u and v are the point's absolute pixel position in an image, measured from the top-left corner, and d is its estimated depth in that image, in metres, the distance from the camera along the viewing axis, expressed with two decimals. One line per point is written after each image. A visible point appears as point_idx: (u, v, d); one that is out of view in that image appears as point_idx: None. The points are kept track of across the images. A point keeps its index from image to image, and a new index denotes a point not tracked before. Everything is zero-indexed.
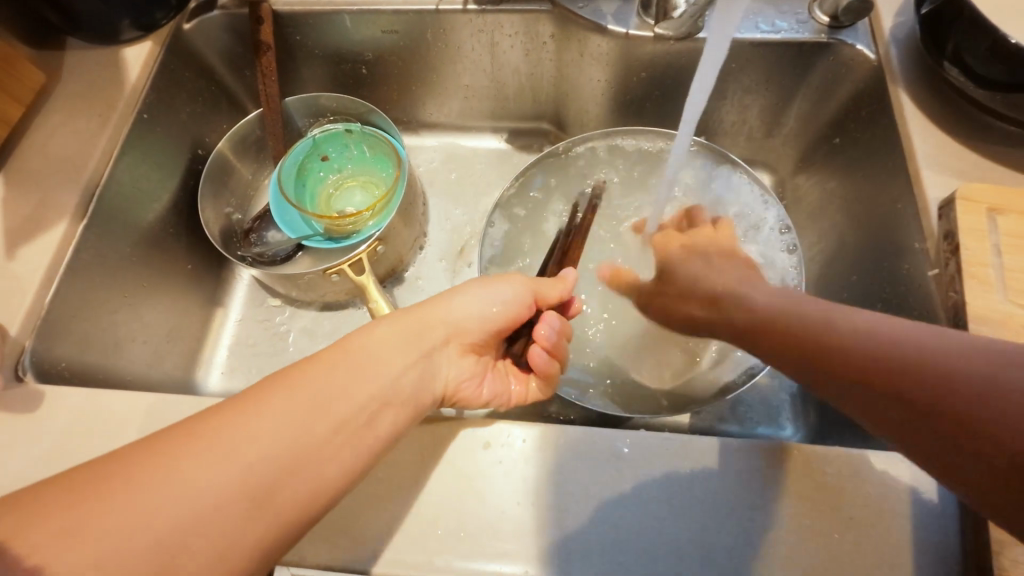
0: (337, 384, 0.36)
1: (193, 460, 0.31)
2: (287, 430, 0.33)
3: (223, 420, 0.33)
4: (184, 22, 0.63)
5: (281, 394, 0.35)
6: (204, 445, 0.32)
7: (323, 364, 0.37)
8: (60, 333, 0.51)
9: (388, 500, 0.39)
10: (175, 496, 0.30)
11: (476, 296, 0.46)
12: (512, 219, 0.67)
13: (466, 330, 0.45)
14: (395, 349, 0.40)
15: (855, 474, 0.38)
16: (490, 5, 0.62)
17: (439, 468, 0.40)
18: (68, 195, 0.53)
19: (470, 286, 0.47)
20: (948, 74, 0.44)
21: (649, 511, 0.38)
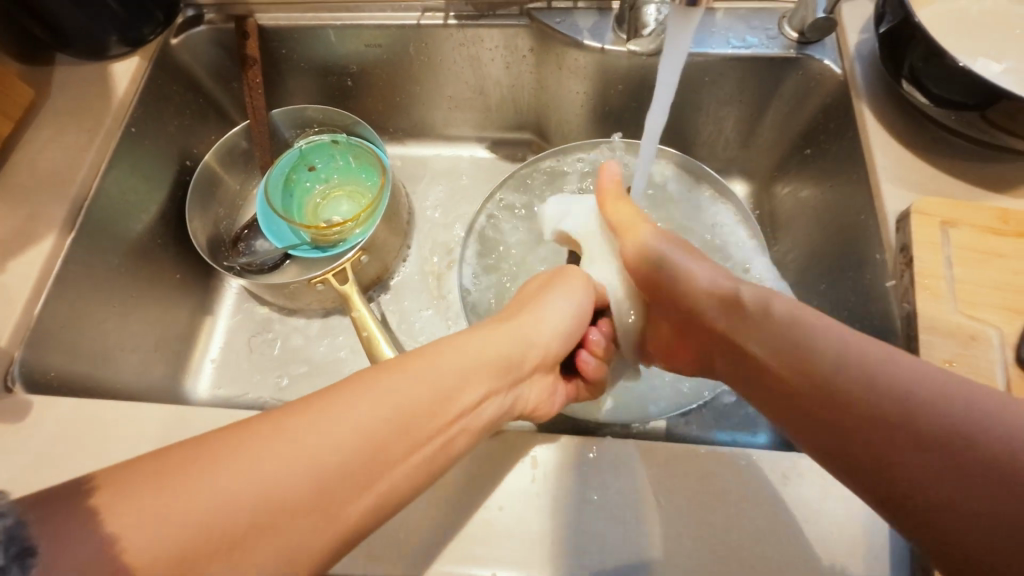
0: (417, 398, 0.36)
1: (250, 457, 0.30)
2: (361, 438, 0.33)
3: (309, 418, 0.33)
4: (171, 37, 0.64)
5: (361, 397, 0.35)
6: (288, 443, 0.31)
7: (399, 373, 0.37)
8: (49, 344, 0.52)
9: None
10: (247, 488, 0.29)
11: (560, 305, 0.49)
12: (494, 229, 0.69)
13: (549, 347, 0.47)
14: (476, 371, 0.40)
15: (809, 479, 0.40)
16: (470, 20, 0.64)
17: None
18: (58, 209, 0.55)
19: (556, 295, 0.50)
20: (904, 89, 0.46)
21: (612, 515, 0.39)
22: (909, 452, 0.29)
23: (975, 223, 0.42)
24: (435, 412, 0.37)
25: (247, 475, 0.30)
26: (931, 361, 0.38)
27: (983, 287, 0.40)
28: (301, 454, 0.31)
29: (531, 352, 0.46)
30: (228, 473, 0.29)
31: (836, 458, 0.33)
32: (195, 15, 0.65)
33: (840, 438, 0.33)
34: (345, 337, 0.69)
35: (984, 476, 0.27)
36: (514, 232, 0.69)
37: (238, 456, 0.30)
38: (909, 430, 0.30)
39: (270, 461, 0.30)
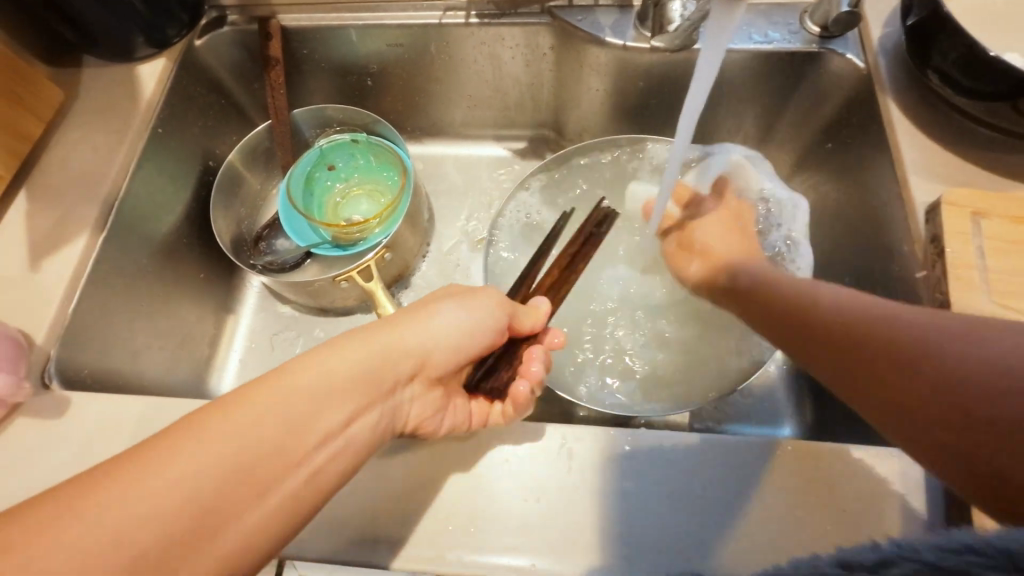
0: (296, 406, 0.35)
1: (124, 491, 0.30)
2: (232, 453, 0.32)
3: (186, 436, 0.32)
4: (196, 38, 0.65)
5: (237, 410, 0.34)
6: (159, 466, 0.31)
7: (282, 380, 0.36)
8: (81, 342, 0.52)
9: (402, 498, 0.41)
10: (126, 516, 0.29)
11: (442, 315, 0.44)
12: (516, 226, 0.69)
13: (432, 353, 0.43)
14: (378, 378, 0.40)
15: (846, 468, 0.40)
16: (491, 19, 0.64)
17: (450, 465, 0.42)
18: (88, 209, 0.55)
19: (447, 303, 0.45)
20: (932, 81, 0.46)
21: (649, 506, 0.40)
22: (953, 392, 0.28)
23: (1005, 213, 0.42)
24: (335, 401, 0.37)
25: (189, 472, 0.31)
26: None
27: (1017, 277, 0.40)
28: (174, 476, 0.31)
29: (406, 362, 0.42)
30: (161, 475, 0.30)
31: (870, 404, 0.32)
32: (218, 16, 0.66)
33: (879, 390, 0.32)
34: None
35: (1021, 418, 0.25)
36: (533, 228, 0.69)
37: (173, 446, 0.32)
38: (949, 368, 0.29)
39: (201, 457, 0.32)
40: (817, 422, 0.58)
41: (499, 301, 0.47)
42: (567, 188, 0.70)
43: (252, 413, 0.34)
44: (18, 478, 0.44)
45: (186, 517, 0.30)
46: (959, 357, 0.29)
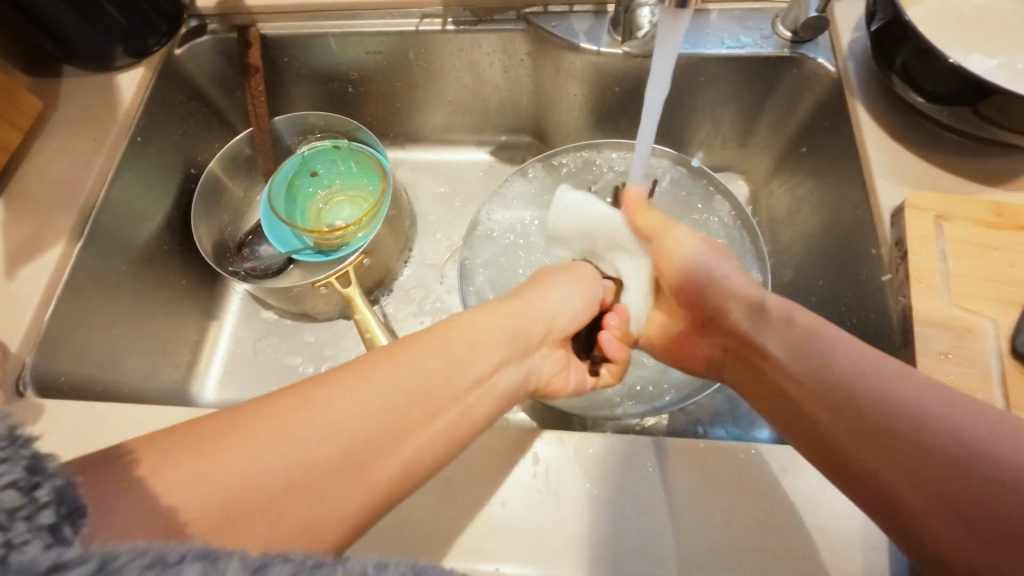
0: (438, 363, 0.40)
1: (271, 437, 0.33)
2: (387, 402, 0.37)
3: (344, 386, 0.36)
4: (176, 47, 0.66)
5: (387, 368, 0.38)
6: (315, 414, 0.34)
7: (418, 342, 0.41)
8: (59, 350, 0.53)
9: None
10: (283, 457, 0.32)
11: (557, 293, 0.52)
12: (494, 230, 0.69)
13: (555, 323, 0.51)
14: (494, 342, 0.45)
15: (809, 470, 0.40)
16: (469, 26, 0.64)
17: None
18: (66, 217, 0.56)
19: (557, 281, 0.53)
20: (897, 86, 0.47)
21: (614, 509, 0.40)
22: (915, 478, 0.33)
23: (967, 216, 0.43)
24: (460, 371, 0.41)
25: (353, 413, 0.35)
26: (926, 353, 0.38)
27: (978, 279, 0.40)
28: (322, 422, 0.34)
29: (509, 343, 0.46)
30: (327, 417, 0.34)
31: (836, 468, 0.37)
32: (198, 25, 0.66)
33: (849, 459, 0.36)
34: (349, 339, 0.70)
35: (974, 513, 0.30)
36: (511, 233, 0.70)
37: (341, 389, 0.36)
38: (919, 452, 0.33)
39: (312, 429, 0.34)
40: None
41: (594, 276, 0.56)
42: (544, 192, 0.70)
43: (385, 376, 0.38)
44: None
45: (295, 472, 0.32)
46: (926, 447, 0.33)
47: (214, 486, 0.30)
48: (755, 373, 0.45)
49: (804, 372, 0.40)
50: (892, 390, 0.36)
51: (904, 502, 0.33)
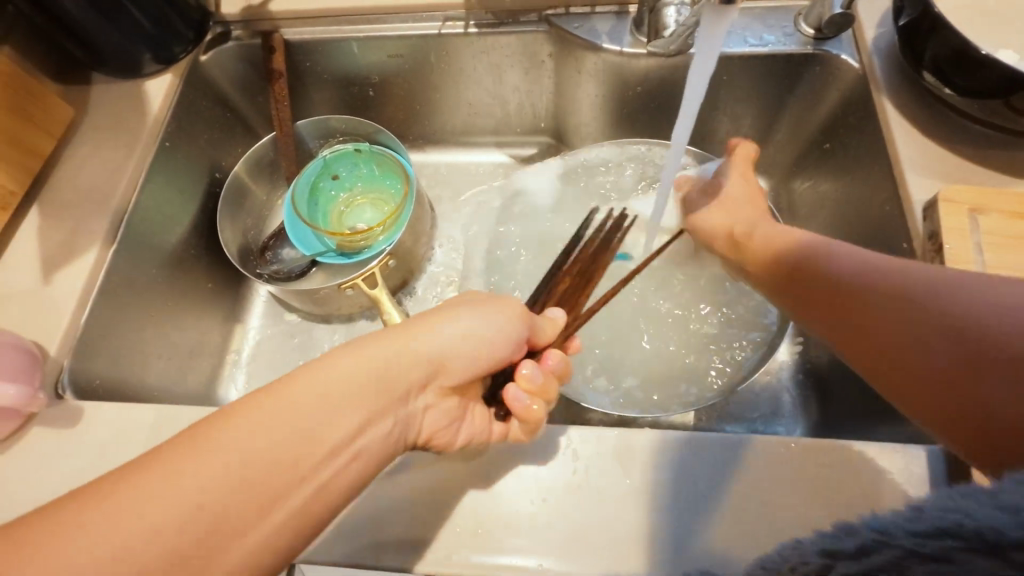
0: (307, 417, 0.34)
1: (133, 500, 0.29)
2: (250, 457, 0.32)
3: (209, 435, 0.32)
4: (202, 54, 0.66)
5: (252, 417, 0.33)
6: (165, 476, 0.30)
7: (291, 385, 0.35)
8: (94, 353, 0.53)
9: (412, 502, 0.41)
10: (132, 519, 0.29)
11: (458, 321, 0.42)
12: (517, 231, 0.70)
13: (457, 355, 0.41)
14: (382, 388, 0.37)
15: (851, 464, 0.40)
16: (490, 28, 0.65)
17: (458, 467, 0.42)
18: (98, 223, 0.57)
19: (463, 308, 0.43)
20: (926, 80, 0.47)
21: (653, 503, 0.40)
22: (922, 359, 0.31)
23: (1002, 208, 0.43)
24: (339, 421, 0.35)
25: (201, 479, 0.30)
26: None
27: (1016, 271, 0.40)
28: (182, 486, 0.30)
29: (424, 366, 0.39)
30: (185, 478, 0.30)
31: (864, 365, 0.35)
32: (223, 32, 0.67)
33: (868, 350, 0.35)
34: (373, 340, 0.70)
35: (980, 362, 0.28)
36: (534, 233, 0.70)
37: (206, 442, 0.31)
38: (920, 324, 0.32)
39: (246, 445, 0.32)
40: (823, 420, 0.59)
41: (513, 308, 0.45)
42: (567, 193, 0.70)
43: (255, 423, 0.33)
44: (35, 487, 0.45)
45: (137, 548, 0.28)
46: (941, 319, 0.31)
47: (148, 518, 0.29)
48: (791, 292, 0.42)
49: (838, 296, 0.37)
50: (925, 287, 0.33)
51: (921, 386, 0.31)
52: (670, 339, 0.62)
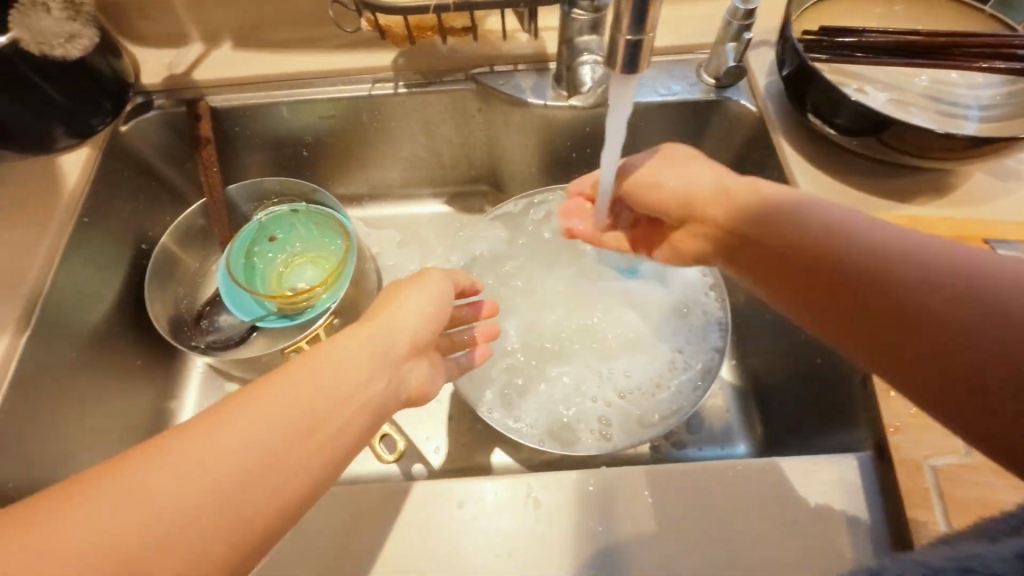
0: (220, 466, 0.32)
1: None
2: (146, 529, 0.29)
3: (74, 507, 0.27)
4: (122, 124, 0.65)
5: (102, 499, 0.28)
6: None
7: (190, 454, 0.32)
8: (4, 452, 0.49)
9: (386, 563, 0.41)
10: None
11: (418, 301, 0.47)
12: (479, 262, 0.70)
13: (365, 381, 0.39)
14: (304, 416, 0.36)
15: (795, 479, 0.42)
16: (419, 88, 0.67)
17: (412, 536, 0.42)
18: (9, 309, 0.53)
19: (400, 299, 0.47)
20: (810, 121, 0.53)
21: (619, 543, 0.41)
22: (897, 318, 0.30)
23: None
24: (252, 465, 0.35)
25: None
26: None
27: None
28: None
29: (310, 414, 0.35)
30: None
31: (863, 330, 0.32)
32: (144, 102, 0.66)
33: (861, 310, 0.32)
34: None
35: (926, 321, 0.29)
36: (494, 273, 0.70)
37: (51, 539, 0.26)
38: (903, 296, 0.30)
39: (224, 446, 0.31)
40: (768, 436, 0.62)
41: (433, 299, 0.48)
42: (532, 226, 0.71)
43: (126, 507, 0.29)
44: None
45: None
46: (917, 292, 0.30)
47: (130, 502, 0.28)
48: (776, 272, 0.38)
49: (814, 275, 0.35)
50: (892, 247, 0.32)
51: (899, 344, 0.30)
52: (607, 375, 0.62)
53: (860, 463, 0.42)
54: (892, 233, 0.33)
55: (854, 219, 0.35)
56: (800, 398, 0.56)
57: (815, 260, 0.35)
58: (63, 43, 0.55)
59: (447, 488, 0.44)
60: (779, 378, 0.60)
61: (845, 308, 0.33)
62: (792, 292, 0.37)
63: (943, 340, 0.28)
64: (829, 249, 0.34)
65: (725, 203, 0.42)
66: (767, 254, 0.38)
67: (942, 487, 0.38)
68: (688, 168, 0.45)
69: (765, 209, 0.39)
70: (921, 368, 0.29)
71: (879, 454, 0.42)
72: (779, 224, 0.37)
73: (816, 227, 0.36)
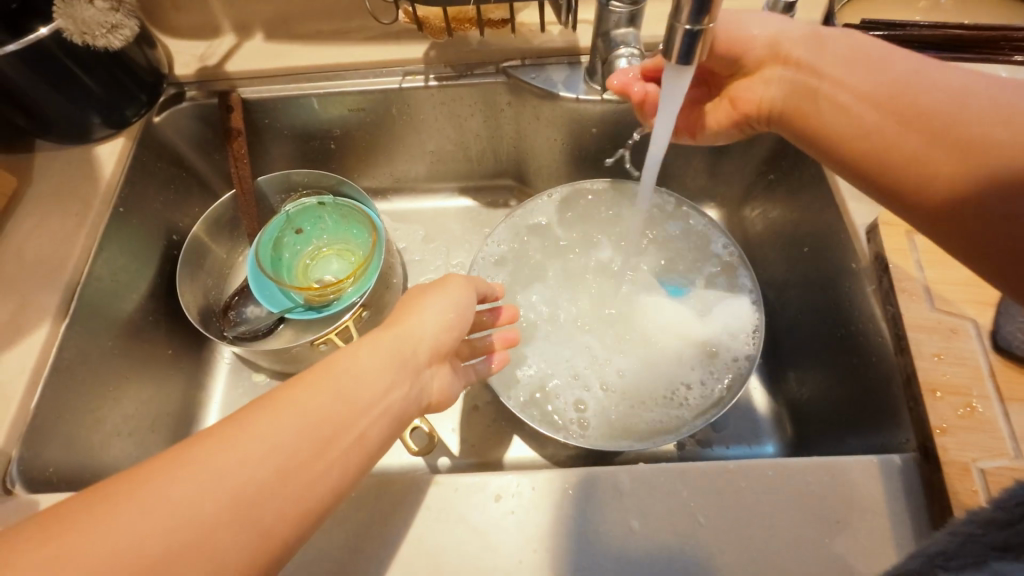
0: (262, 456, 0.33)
1: None
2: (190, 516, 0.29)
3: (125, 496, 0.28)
4: (155, 115, 0.65)
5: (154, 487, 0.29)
6: None
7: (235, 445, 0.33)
8: (45, 438, 0.50)
9: (422, 556, 0.42)
10: None
11: (436, 309, 0.46)
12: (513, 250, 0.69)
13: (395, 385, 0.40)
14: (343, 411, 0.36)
15: (836, 478, 0.42)
16: (449, 80, 0.67)
17: (447, 530, 0.42)
18: (49, 298, 0.53)
19: (423, 305, 0.46)
20: None
21: (657, 540, 0.41)
22: (960, 179, 0.36)
23: None
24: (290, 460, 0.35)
25: None
26: (922, 356, 0.43)
27: (953, 286, 0.46)
28: None
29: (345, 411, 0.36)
30: None
31: (916, 184, 0.38)
32: (177, 93, 0.66)
33: (922, 163, 0.38)
34: None
35: (984, 191, 0.34)
36: (529, 264, 0.69)
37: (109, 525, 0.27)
38: (974, 162, 0.35)
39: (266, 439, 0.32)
40: (798, 436, 0.61)
41: (454, 307, 0.48)
42: (572, 221, 0.71)
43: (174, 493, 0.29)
44: None
45: None
46: (986, 157, 0.34)
47: (177, 495, 0.28)
48: (819, 113, 0.45)
49: (892, 116, 0.40)
50: (984, 112, 0.36)
51: (947, 191, 0.37)
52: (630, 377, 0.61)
53: (904, 464, 0.42)
54: (972, 105, 0.36)
55: (965, 76, 0.38)
56: (835, 398, 0.56)
57: (910, 105, 0.39)
58: (106, 33, 0.55)
59: (483, 482, 0.44)
60: (811, 377, 0.60)
61: (902, 153, 0.39)
62: (856, 134, 0.42)
63: (1006, 204, 0.33)
64: (919, 103, 0.39)
65: (810, 44, 0.46)
66: (858, 92, 0.42)
67: (991, 491, 0.37)
68: (777, 15, 0.48)
69: (863, 56, 0.43)
70: (969, 221, 0.35)
71: (925, 457, 0.41)
72: (868, 72, 0.42)
73: (910, 80, 0.40)
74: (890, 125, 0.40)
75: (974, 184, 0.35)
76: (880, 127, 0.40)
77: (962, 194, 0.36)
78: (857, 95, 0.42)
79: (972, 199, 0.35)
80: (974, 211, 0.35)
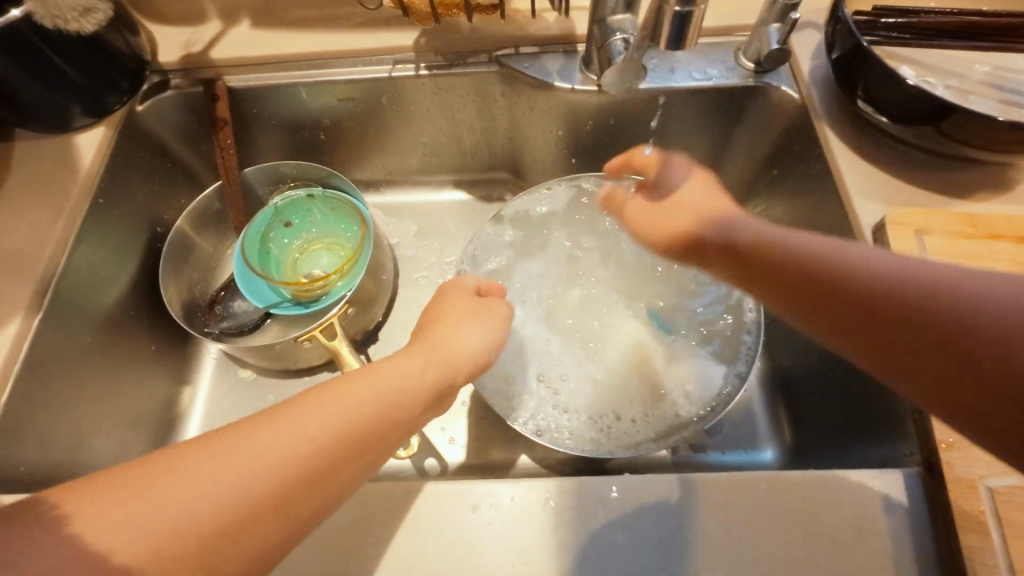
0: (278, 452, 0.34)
1: None
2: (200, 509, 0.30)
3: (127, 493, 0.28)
4: (137, 104, 0.63)
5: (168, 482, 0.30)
6: None
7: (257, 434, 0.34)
8: (16, 436, 0.49)
9: (397, 566, 0.40)
10: None
11: (480, 329, 0.48)
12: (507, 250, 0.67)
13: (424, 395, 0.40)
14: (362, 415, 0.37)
15: (832, 493, 0.40)
16: (441, 69, 0.64)
17: (424, 538, 0.41)
18: (21, 290, 0.51)
19: (472, 324, 0.49)
20: (860, 108, 0.50)
21: (638, 557, 0.39)
22: (930, 331, 0.29)
23: (945, 229, 0.46)
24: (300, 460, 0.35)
25: None
26: None
27: None
28: None
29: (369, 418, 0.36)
30: None
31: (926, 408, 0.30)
32: (161, 81, 0.65)
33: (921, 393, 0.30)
34: None
35: (958, 338, 0.28)
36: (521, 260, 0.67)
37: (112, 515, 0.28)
38: (942, 326, 0.29)
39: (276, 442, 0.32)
40: (798, 443, 0.59)
41: (496, 329, 0.50)
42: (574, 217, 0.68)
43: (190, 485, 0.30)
44: None
45: None
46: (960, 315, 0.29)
47: (188, 493, 0.29)
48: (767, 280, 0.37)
49: (860, 328, 0.32)
50: (954, 307, 0.29)
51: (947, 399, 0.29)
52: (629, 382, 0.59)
53: (908, 479, 0.39)
54: (930, 300, 0.30)
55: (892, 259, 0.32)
56: (835, 406, 0.53)
57: (872, 329, 0.32)
58: (78, 16, 0.53)
59: (463, 489, 0.42)
60: (810, 383, 0.57)
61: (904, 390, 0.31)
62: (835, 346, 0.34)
63: (983, 365, 0.27)
64: (880, 307, 0.31)
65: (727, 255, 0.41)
66: (802, 292, 0.35)
67: (999, 511, 0.35)
68: (706, 194, 0.46)
69: (780, 242, 0.37)
70: (945, 376, 0.29)
71: (930, 471, 0.39)
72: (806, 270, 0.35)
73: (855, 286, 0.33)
74: (878, 365, 0.32)
75: (947, 337, 0.29)
76: (847, 340, 0.33)
77: (942, 360, 0.29)
78: (807, 297, 0.35)
79: (948, 356, 0.29)
80: (954, 373, 0.28)
